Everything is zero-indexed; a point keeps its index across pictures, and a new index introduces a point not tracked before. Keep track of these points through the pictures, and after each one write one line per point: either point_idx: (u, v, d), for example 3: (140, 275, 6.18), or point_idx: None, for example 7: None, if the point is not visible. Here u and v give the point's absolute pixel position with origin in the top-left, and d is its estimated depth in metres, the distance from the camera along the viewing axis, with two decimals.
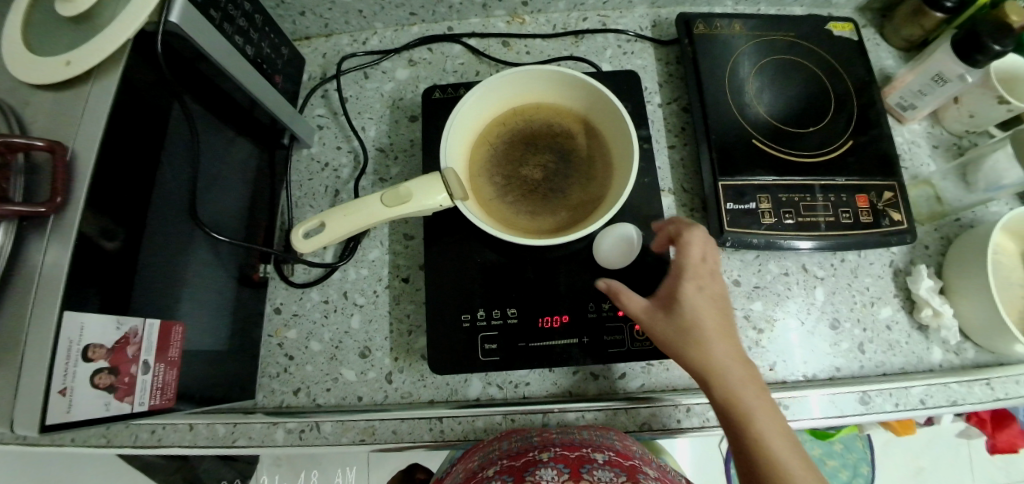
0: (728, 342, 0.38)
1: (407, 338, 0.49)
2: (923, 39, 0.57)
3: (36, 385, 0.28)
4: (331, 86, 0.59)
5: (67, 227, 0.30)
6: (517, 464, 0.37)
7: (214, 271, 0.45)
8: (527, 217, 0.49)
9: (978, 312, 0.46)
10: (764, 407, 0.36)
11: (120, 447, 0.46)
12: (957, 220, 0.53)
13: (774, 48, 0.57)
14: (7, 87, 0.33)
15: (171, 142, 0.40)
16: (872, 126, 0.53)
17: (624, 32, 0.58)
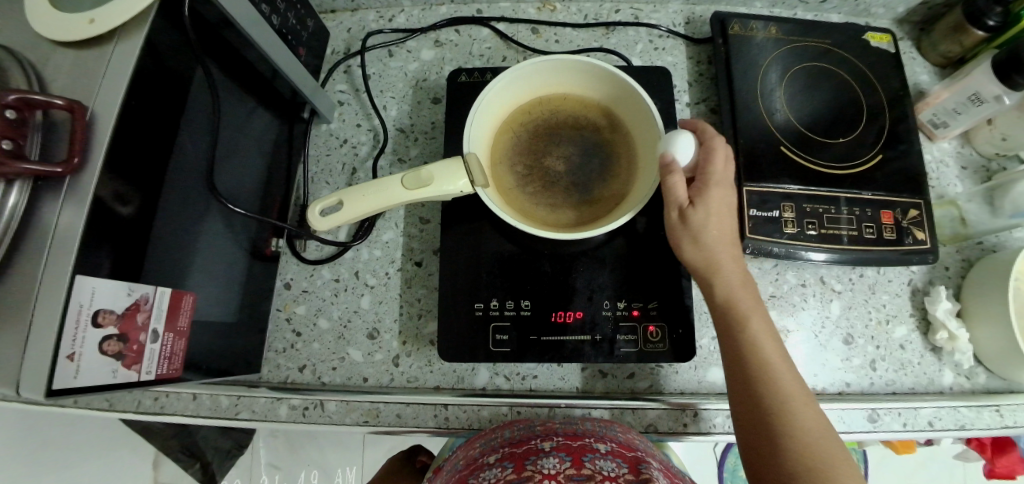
0: (734, 267, 0.40)
1: (416, 323, 0.49)
2: (961, 56, 0.56)
3: (45, 349, 0.27)
4: (354, 62, 0.58)
5: (84, 190, 0.29)
6: (519, 452, 0.38)
7: (226, 241, 0.45)
8: (546, 208, 0.49)
9: (996, 338, 0.45)
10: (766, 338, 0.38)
11: (122, 412, 0.45)
12: (979, 243, 0.52)
13: (808, 54, 0.55)
14: (28, 39, 0.32)
15: (192, 108, 0.39)
16: (902, 142, 0.52)
17: (656, 27, 0.57)
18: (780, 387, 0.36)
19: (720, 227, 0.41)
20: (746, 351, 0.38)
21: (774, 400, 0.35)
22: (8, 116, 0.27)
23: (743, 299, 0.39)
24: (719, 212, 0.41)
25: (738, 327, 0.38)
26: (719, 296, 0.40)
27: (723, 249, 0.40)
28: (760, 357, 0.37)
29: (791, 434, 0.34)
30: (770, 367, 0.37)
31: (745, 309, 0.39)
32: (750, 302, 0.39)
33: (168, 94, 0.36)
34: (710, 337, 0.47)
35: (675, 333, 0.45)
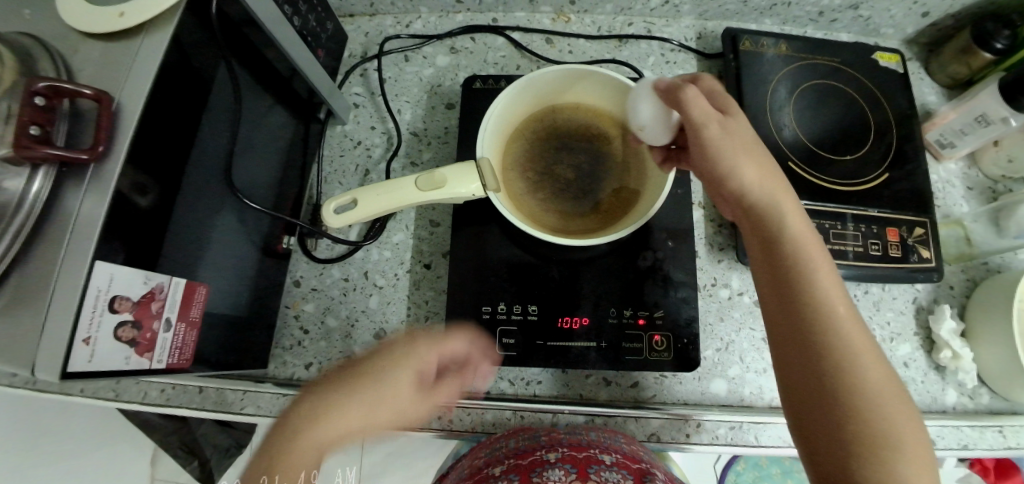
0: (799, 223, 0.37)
1: (423, 325, 0.49)
2: (969, 78, 0.57)
3: (61, 332, 0.28)
4: (370, 66, 0.59)
5: (107, 178, 0.30)
6: (524, 463, 0.38)
7: (239, 236, 0.46)
8: (557, 215, 0.50)
9: (1000, 358, 0.46)
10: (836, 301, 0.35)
11: (127, 402, 0.46)
12: (984, 263, 0.52)
13: (818, 72, 0.56)
14: (59, 32, 0.33)
15: (213, 104, 0.40)
16: (908, 161, 0.53)
17: (668, 40, 0.58)
18: (864, 386, 0.32)
19: (788, 203, 0.37)
20: (826, 345, 0.34)
21: (851, 397, 0.32)
22: (37, 102, 0.28)
23: (824, 287, 0.35)
24: (770, 174, 0.38)
25: (818, 318, 0.34)
26: (784, 255, 0.36)
27: (798, 230, 0.37)
28: (840, 351, 0.33)
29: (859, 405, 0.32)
30: (840, 336, 0.34)
31: (827, 300, 0.35)
32: (835, 292, 0.35)
33: (191, 90, 0.37)
34: (715, 348, 0.47)
35: (680, 342, 0.45)
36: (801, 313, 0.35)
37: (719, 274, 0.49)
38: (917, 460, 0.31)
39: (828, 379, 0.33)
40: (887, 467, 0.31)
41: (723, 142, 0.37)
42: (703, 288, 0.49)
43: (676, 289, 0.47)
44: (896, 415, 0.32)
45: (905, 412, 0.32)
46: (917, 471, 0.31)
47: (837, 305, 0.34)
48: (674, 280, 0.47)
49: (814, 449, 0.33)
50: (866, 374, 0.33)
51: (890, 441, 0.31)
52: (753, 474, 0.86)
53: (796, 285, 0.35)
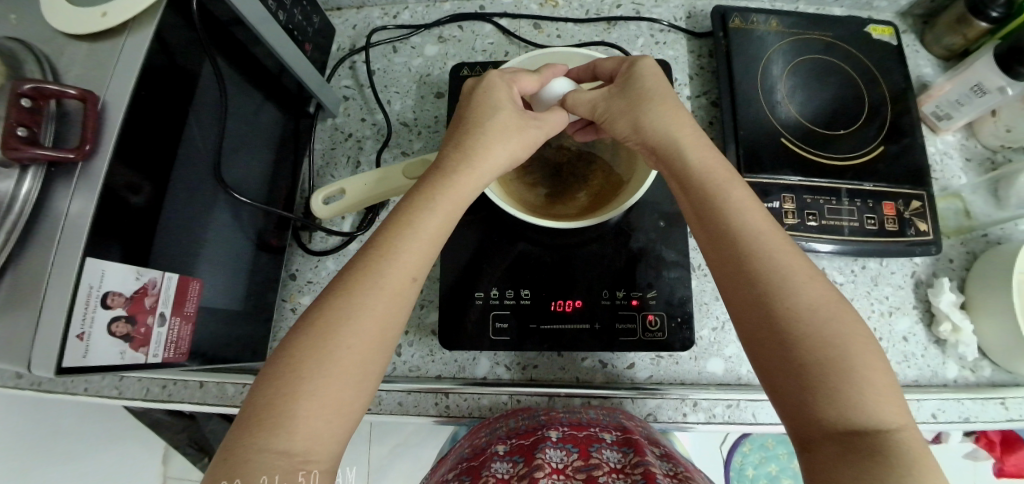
0: (738, 186, 0.36)
1: (419, 313, 0.48)
2: (965, 48, 0.56)
3: (55, 329, 0.28)
4: (359, 58, 0.59)
5: (95, 176, 0.30)
6: (526, 444, 0.38)
7: (233, 232, 0.46)
8: (546, 198, 0.50)
9: (1001, 330, 0.45)
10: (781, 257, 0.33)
11: (130, 400, 0.47)
12: (984, 235, 0.51)
13: (809, 47, 0.55)
14: (42, 31, 0.33)
15: (200, 99, 0.41)
16: (904, 135, 0.52)
17: (658, 21, 0.58)
18: (803, 310, 0.31)
19: (702, 148, 0.38)
20: (760, 273, 0.33)
21: (791, 322, 0.31)
22: (23, 104, 0.28)
23: (750, 221, 0.35)
24: (680, 123, 0.39)
25: (748, 249, 0.34)
26: (728, 219, 0.35)
27: (716, 169, 0.37)
28: (773, 278, 0.33)
29: (825, 360, 0.30)
30: (790, 291, 0.32)
31: (755, 232, 0.34)
32: (763, 227, 0.35)
33: (177, 89, 0.38)
34: (710, 327, 0.47)
35: (674, 322, 0.45)
36: (734, 248, 0.34)
37: None
38: (876, 378, 0.30)
39: (766, 307, 0.32)
40: (838, 386, 0.29)
41: (626, 119, 0.40)
42: (698, 267, 0.48)
43: (669, 270, 0.47)
44: (844, 336, 0.31)
45: (856, 333, 0.31)
46: (875, 389, 0.29)
47: (766, 236, 0.34)
48: (667, 261, 0.47)
49: (770, 383, 0.32)
50: (806, 299, 0.32)
51: (839, 360, 0.30)
52: (759, 455, 0.87)
53: (721, 222, 0.35)
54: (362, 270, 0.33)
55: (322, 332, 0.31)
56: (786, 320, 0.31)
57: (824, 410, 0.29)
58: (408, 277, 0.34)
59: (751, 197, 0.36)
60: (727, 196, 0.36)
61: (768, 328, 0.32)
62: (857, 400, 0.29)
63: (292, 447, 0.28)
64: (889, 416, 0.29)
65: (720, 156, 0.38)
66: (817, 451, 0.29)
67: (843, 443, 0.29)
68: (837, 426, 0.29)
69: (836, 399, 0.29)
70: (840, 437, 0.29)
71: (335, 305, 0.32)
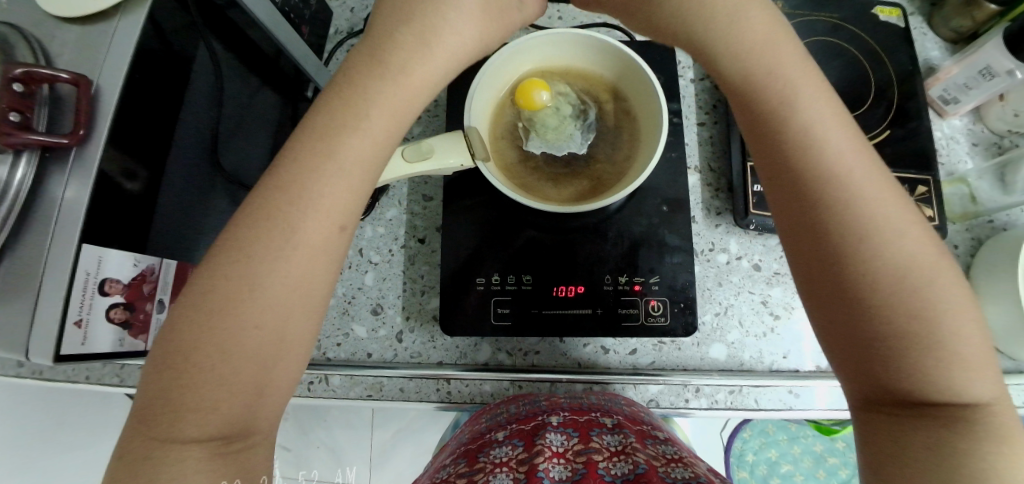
0: (842, 128, 0.32)
1: (420, 299, 0.47)
2: (973, 32, 0.55)
3: (53, 317, 0.28)
4: (357, 42, 0.58)
5: (90, 161, 0.29)
6: (526, 428, 0.38)
7: (230, 219, 0.45)
8: (550, 183, 0.48)
9: (1004, 316, 0.45)
10: (885, 210, 0.30)
11: (133, 387, 0.46)
12: (990, 221, 0.51)
13: (816, 29, 0.54)
14: (31, 13, 0.32)
15: (195, 84, 0.40)
16: (909, 119, 0.52)
17: None
18: (901, 272, 0.29)
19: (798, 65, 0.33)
20: (850, 222, 0.29)
21: (882, 279, 0.29)
22: (15, 89, 0.28)
23: (852, 168, 0.30)
24: (770, 37, 0.34)
25: (848, 200, 0.30)
26: (831, 164, 0.30)
27: (807, 91, 0.33)
28: (872, 234, 0.29)
29: (921, 329, 0.28)
30: (889, 250, 0.29)
31: (848, 170, 0.30)
32: (858, 162, 0.31)
33: (172, 71, 0.37)
34: (713, 313, 0.46)
35: (676, 307, 0.45)
36: (832, 196, 0.30)
37: (716, 239, 0.48)
38: (969, 344, 0.28)
39: (858, 269, 0.29)
40: (926, 357, 0.28)
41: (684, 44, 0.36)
42: (701, 253, 0.48)
43: (671, 254, 0.47)
44: (939, 295, 0.28)
45: (952, 293, 0.29)
46: (964, 357, 0.28)
47: (860, 175, 0.30)
48: (669, 245, 0.47)
49: (835, 345, 0.30)
50: (902, 251, 0.29)
51: (935, 331, 0.28)
52: (760, 440, 0.87)
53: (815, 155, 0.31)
54: (299, 201, 0.30)
55: (257, 268, 0.28)
56: (884, 283, 0.29)
57: (903, 378, 0.28)
58: (340, 218, 0.31)
59: (849, 137, 0.32)
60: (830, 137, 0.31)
61: (851, 290, 0.29)
62: (946, 374, 0.28)
63: (239, 386, 0.28)
64: (979, 392, 0.28)
65: (814, 75, 0.34)
66: (884, 417, 0.29)
67: (916, 411, 0.28)
68: (915, 397, 0.28)
69: (919, 369, 0.28)
70: (912, 406, 0.28)
71: (267, 238, 0.29)
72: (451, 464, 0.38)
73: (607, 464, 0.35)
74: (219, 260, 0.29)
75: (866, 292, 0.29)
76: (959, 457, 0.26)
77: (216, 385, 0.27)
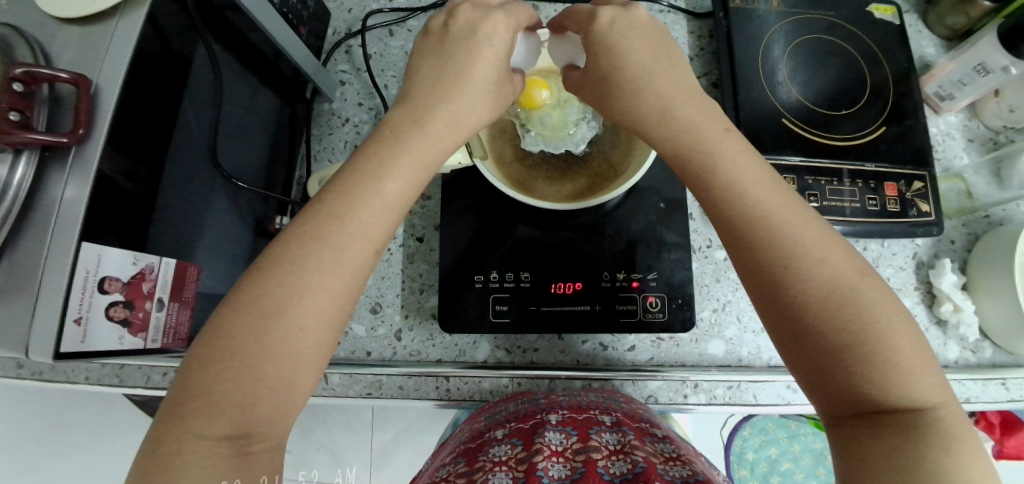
0: (751, 162, 0.35)
1: (419, 297, 0.48)
2: (968, 28, 0.55)
3: (52, 315, 0.28)
4: (355, 42, 0.58)
5: (91, 160, 0.30)
6: (525, 428, 0.38)
7: (229, 218, 0.46)
8: (547, 181, 0.48)
9: (1002, 311, 0.45)
10: (807, 233, 0.32)
11: (132, 387, 0.46)
12: (986, 216, 0.51)
13: (811, 27, 0.55)
14: (32, 14, 0.33)
15: (195, 84, 0.40)
16: (906, 116, 0.52)
17: (657, 2, 0.57)
18: (835, 288, 0.31)
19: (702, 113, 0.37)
20: (783, 253, 0.32)
21: (822, 305, 0.30)
22: (16, 88, 0.28)
23: (768, 200, 0.33)
24: (676, 90, 0.37)
25: (771, 229, 0.32)
26: (750, 199, 0.33)
27: (717, 136, 0.36)
28: (800, 258, 0.31)
29: (860, 340, 0.30)
30: (817, 270, 0.31)
31: (765, 209, 0.33)
32: (778, 202, 0.33)
33: (172, 71, 0.37)
34: (711, 309, 0.47)
35: (674, 303, 0.45)
36: (758, 227, 0.32)
37: (714, 236, 0.48)
38: (912, 358, 0.30)
39: (792, 292, 0.31)
40: (869, 367, 0.29)
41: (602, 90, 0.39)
42: (699, 250, 0.48)
43: (669, 251, 0.47)
44: (879, 313, 0.30)
45: (886, 307, 0.30)
46: (909, 368, 0.29)
47: (785, 211, 0.33)
48: (667, 242, 0.47)
49: (793, 362, 0.32)
50: (836, 276, 0.31)
51: (875, 341, 0.29)
52: (760, 439, 0.87)
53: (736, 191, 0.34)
54: (333, 212, 0.32)
55: (291, 269, 0.30)
56: (819, 300, 0.30)
57: (858, 392, 0.29)
58: (370, 239, 0.33)
59: (761, 170, 0.35)
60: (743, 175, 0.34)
61: (791, 311, 0.31)
62: (894, 379, 0.29)
63: (260, 381, 0.29)
64: (924, 394, 0.29)
65: (722, 122, 0.37)
66: (844, 430, 0.30)
67: (871, 422, 0.29)
68: (870, 407, 0.29)
69: (873, 382, 0.29)
70: (868, 416, 0.29)
71: (301, 243, 0.31)
72: (452, 462, 0.38)
73: (605, 463, 0.35)
74: (256, 262, 0.31)
75: (806, 312, 0.31)
76: (915, 457, 0.27)
77: (241, 377, 0.28)
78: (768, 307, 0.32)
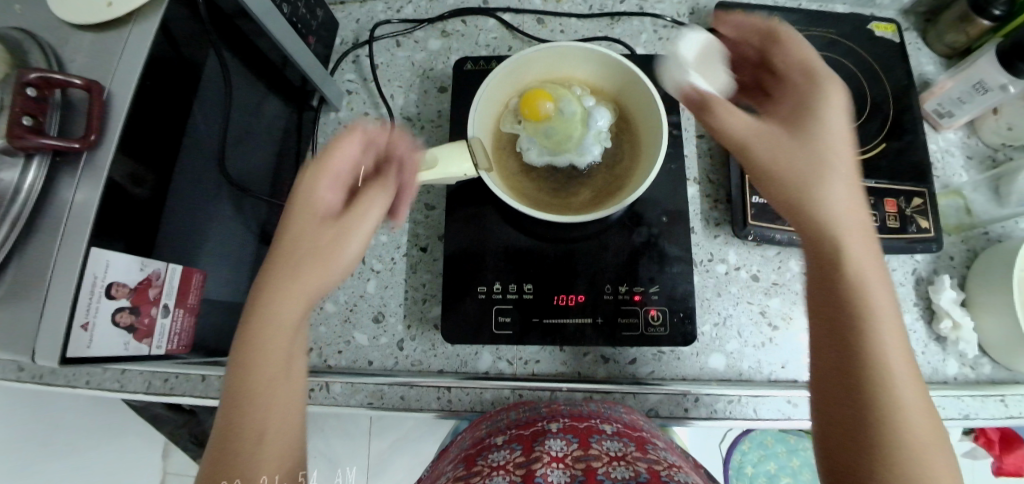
0: (865, 227, 0.31)
1: (421, 306, 0.48)
2: (968, 47, 0.56)
3: (60, 321, 0.28)
4: (362, 52, 0.59)
5: (100, 166, 0.30)
6: (525, 434, 0.38)
7: (235, 225, 0.46)
8: (550, 194, 0.49)
9: (999, 328, 0.45)
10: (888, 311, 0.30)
11: (133, 392, 0.46)
12: (985, 233, 0.52)
13: (813, 44, 0.55)
14: (48, 22, 0.33)
15: (204, 90, 0.41)
16: (906, 132, 0.53)
17: (661, 17, 0.58)
18: (893, 373, 0.29)
19: (845, 142, 0.32)
20: (852, 321, 0.30)
21: (872, 388, 0.28)
22: (28, 93, 0.28)
23: (866, 263, 0.30)
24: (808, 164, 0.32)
25: (855, 291, 0.30)
26: (848, 254, 0.30)
27: (847, 195, 0.31)
28: (872, 330, 0.29)
29: (897, 432, 0.28)
30: (885, 350, 0.29)
31: (860, 269, 0.30)
32: (874, 267, 0.30)
33: (183, 79, 0.38)
34: (712, 323, 0.47)
35: (675, 317, 0.46)
36: (841, 285, 0.30)
37: (715, 249, 0.49)
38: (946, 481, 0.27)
39: (852, 357, 0.29)
40: (903, 465, 0.27)
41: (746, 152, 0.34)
42: (700, 263, 0.48)
43: (671, 264, 0.47)
44: (921, 425, 0.28)
45: (928, 422, 0.28)
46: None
47: (878, 285, 0.30)
48: (669, 256, 0.47)
49: (819, 417, 0.31)
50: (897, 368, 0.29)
51: (914, 444, 0.27)
52: (758, 453, 0.87)
53: (833, 245, 0.31)
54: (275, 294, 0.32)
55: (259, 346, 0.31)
56: (876, 378, 0.29)
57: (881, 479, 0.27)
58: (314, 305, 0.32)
59: (870, 236, 0.31)
60: (851, 231, 0.31)
61: (844, 374, 0.29)
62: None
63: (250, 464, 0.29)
64: None
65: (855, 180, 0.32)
66: None
67: None
68: None
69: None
70: None
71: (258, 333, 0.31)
72: (451, 469, 0.38)
73: (607, 469, 0.34)
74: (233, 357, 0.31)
75: (857, 382, 0.29)
76: None
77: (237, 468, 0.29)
78: (826, 364, 0.31)
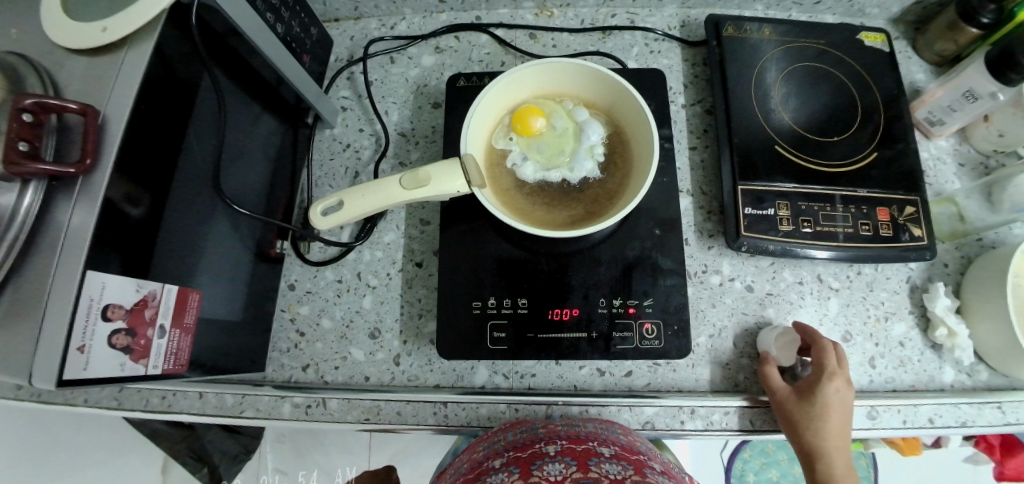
0: (842, 389, 0.40)
1: (417, 322, 0.49)
2: (957, 55, 0.56)
3: (55, 345, 0.28)
4: (357, 69, 0.59)
5: (95, 190, 0.30)
6: (524, 456, 0.37)
7: (232, 243, 0.46)
8: (544, 208, 0.48)
9: (995, 335, 0.45)
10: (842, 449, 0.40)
11: (130, 411, 0.46)
12: (979, 240, 0.52)
13: (803, 55, 0.56)
14: (43, 47, 0.34)
15: (198, 111, 0.41)
16: (897, 140, 0.53)
17: (652, 30, 0.58)
18: None
19: (835, 375, 0.41)
20: None
21: None
22: (24, 119, 0.29)
23: (832, 434, 0.39)
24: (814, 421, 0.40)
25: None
26: (821, 442, 0.39)
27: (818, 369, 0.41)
28: None
29: None
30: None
31: (831, 438, 0.39)
32: (838, 427, 0.40)
33: (177, 100, 0.38)
34: (707, 335, 0.47)
35: (670, 329, 0.46)
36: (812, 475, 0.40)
37: (709, 260, 0.50)
38: None
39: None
40: None
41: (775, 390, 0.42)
42: (694, 275, 0.49)
43: (665, 277, 0.47)
44: None
45: None
46: None
47: (836, 436, 0.40)
48: (663, 268, 0.48)
49: None
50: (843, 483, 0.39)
51: None
52: (760, 461, 0.86)
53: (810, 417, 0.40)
54: None
55: None
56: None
57: None
58: None
59: (845, 395, 0.40)
60: (829, 423, 0.40)
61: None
62: None
63: None
64: None
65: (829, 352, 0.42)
66: None
67: None
68: None
69: None
70: None
71: None
72: None
73: None
74: None
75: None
76: None
77: None
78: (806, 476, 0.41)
